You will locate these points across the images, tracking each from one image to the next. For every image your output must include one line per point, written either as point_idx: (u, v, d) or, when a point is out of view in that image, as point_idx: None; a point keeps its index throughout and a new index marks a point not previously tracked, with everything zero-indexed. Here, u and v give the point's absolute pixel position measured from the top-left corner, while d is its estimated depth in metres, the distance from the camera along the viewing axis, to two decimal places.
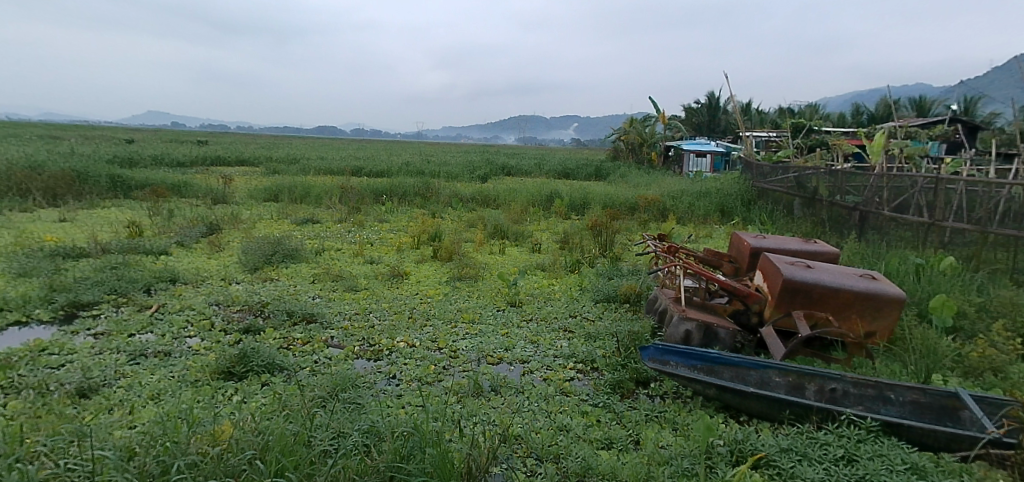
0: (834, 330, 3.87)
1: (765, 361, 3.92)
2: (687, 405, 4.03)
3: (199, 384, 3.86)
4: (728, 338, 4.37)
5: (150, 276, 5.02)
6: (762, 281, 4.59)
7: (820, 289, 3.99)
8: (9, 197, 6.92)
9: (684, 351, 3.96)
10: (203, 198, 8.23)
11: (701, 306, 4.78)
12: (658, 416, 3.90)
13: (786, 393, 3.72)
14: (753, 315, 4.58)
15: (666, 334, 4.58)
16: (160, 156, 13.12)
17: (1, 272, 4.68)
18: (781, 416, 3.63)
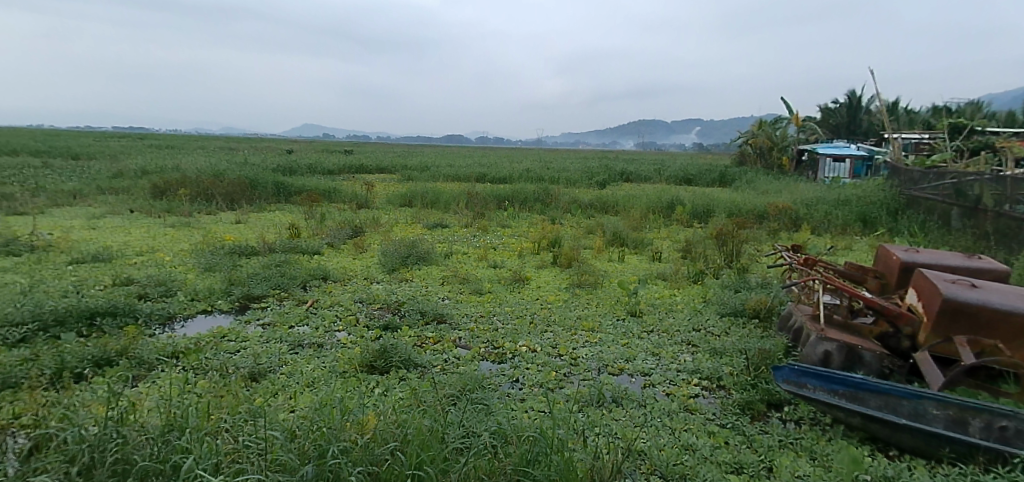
0: (1006, 359, 3.31)
1: (919, 389, 3.44)
2: (826, 433, 3.64)
3: (347, 375, 4.17)
4: (875, 363, 3.90)
5: (306, 273, 5.52)
6: (915, 301, 4.05)
7: (992, 311, 3.45)
8: (197, 200, 7.98)
9: (822, 373, 3.59)
10: (350, 203, 8.95)
11: (842, 326, 4.32)
12: (793, 442, 3.57)
13: (946, 428, 3.24)
14: (904, 339, 4.04)
15: (801, 354, 4.20)
16: (313, 165, 14.48)
17: (192, 265, 5.34)
18: (939, 454, 3.19)
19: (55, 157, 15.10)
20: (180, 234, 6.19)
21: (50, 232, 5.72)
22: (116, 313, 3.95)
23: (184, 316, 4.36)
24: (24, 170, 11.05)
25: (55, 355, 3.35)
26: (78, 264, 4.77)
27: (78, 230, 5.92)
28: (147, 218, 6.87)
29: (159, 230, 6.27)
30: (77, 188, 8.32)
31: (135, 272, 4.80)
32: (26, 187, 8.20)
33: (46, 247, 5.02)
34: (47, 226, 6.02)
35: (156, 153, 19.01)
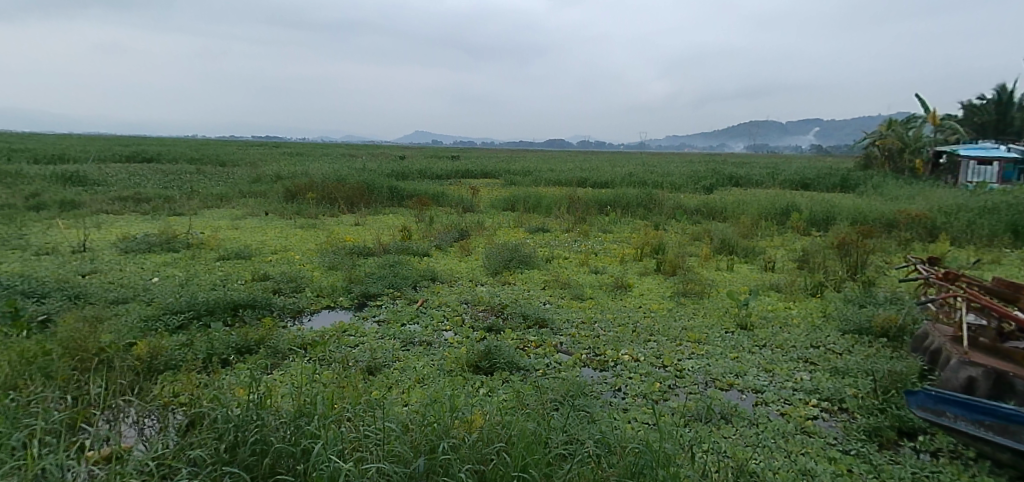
0: None
1: None
2: (969, 469, 3.21)
3: (453, 373, 4.29)
4: None
5: (417, 274, 5.76)
6: None
7: None
8: (322, 203, 8.61)
9: (966, 403, 3.24)
10: (457, 207, 9.26)
11: (991, 350, 3.80)
12: (929, 476, 3.18)
13: None
14: None
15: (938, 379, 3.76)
16: (423, 170, 15.16)
17: (318, 263, 5.76)
18: None
19: (208, 163, 17.03)
20: (307, 235, 6.71)
21: (202, 231, 6.43)
22: (255, 305, 4.34)
23: (310, 311, 4.70)
24: (181, 176, 12.54)
25: (207, 342, 3.74)
26: (225, 260, 5.31)
27: (224, 230, 6.60)
28: (280, 219, 7.51)
29: (290, 230, 6.84)
30: (224, 191, 9.30)
31: (270, 268, 5.26)
32: (184, 191, 9.30)
33: (199, 244, 5.64)
34: (200, 226, 6.77)
35: (286, 160, 20.81)
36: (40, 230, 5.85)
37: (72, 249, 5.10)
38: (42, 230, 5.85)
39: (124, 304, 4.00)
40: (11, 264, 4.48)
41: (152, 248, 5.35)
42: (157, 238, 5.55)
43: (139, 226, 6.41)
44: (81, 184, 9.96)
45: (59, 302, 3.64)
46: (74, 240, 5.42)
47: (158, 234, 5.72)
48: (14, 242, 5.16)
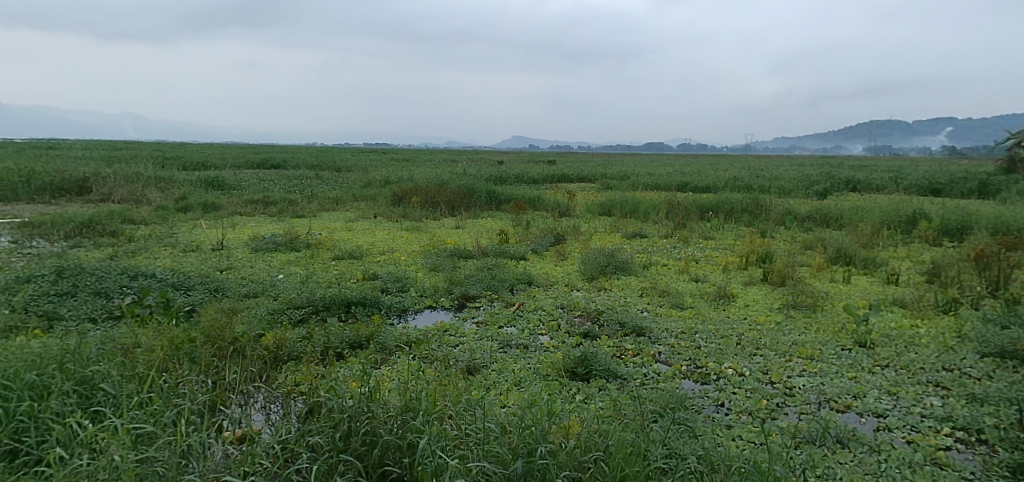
0: None
1: None
2: None
3: (549, 378, 4.29)
4: None
5: (514, 277, 5.83)
6: None
7: None
8: (425, 207, 8.97)
9: None
10: (553, 211, 9.29)
11: None
12: None
13: None
14: None
15: None
16: (520, 174, 15.38)
17: (421, 264, 6.00)
18: None
19: (323, 169, 18.33)
20: (412, 237, 7.01)
21: (320, 232, 6.91)
22: (365, 302, 4.59)
23: (414, 310, 4.89)
24: (301, 180, 13.60)
25: (323, 336, 4.00)
26: (339, 260, 5.67)
27: (338, 231, 7.06)
28: (387, 222, 7.91)
29: (397, 233, 7.19)
30: (338, 195, 9.96)
31: (378, 268, 5.54)
32: (304, 194, 10.07)
33: (317, 244, 6.07)
34: (318, 227, 7.30)
35: (391, 166, 21.92)
36: (187, 229, 6.57)
37: (212, 247, 5.68)
38: (188, 229, 6.57)
39: (254, 298, 4.38)
40: (164, 259, 5.06)
41: (277, 247, 5.83)
42: (282, 238, 6.04)
43: (266, 227, 7.01)
44: (219, 189, 11.08)
45: (201, 294, 4.05)
46: (214, 239, 6.04)
47: (283, 234, 6.23)
48: (167, 240, 5.82)
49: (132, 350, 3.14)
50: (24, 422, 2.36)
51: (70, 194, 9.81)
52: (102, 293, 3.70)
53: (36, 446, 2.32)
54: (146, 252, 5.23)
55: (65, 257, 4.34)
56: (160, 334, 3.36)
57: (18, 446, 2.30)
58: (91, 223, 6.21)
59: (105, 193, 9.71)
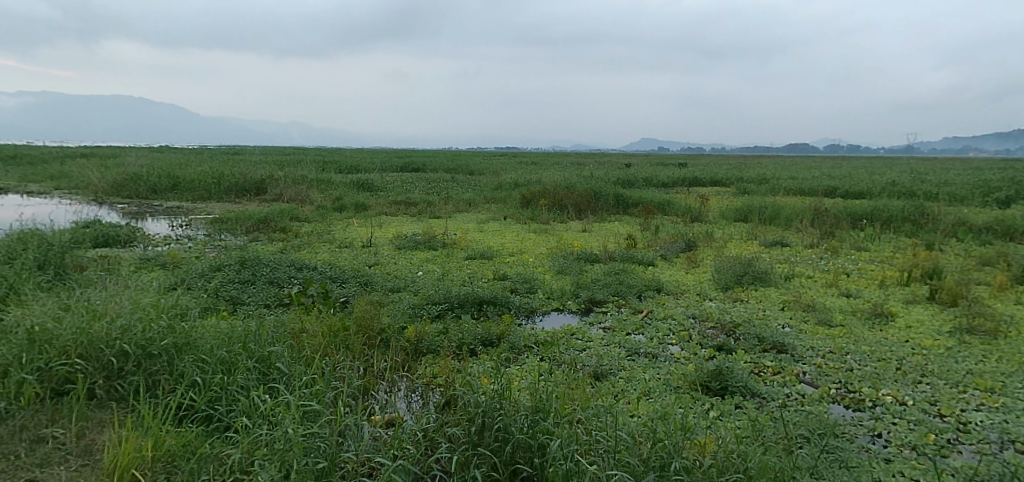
0: None
1: None
2: None
3: (680, 391, 4.10)
4: None
5: (642, 283, 5.69)
6: None
7: None
8: (554, 209, 9.05)
9: None
10: (684, 216, 8.94)
11: None
12: None
13: None
14: None
15: None
16: (649, 177, 15.01)
17: (549, 266, 6.05)
18: None
19: (455, 172, 19.22)
20: (540, 239, 7.11)
21: (455, 232, 7.26)
22: (497, 302, 4.71)
23: (542, 311, 4.94)
24: (437, 183, 14.37)
25: (458, 332, 4.17)
26: (472, 259, 5.90)
27: (471, 232, 7.36)
28: (517, 224, 8.10)
29: (526, 235, 7.33)
30: (471, 197, 10.39)
31: (508, 269, 5.68)
32: (440, 196, 10.64)
33: (452, 244, 6.37)
34: (453, 228, 7.67)
35: (517, 169, 22.43)
36: (341, 227, 7.22)
37: (362, 243, 6.19)
38: (343, 227, 7.22)
39: (397, 293, 4.68)
40: (322, 253, 5.60)
41: (417, 246, 6.20)
42: (422, 237, 6.42)
43: (408, 226, 7.49)
44: (367, 190, 12.08)
45: (354, 287, 4.41)
46: (364, 236, 6.59)
47: (422, 234, 6.61)
48: (326, 236, 6.44)
49: (298, 334, 3.48)
50: (218, 391, 2.71)
51: (249, 194, 11.25)
52: (275, 282, 4.16)
53: (226, 414, 2.65)
54: (308, 247, 5.83)
55: (246, 250, 4.97)
56: (321, 322, 3.70)
57: (212, 412, 2.64)
58: (265, 220, 7.05)
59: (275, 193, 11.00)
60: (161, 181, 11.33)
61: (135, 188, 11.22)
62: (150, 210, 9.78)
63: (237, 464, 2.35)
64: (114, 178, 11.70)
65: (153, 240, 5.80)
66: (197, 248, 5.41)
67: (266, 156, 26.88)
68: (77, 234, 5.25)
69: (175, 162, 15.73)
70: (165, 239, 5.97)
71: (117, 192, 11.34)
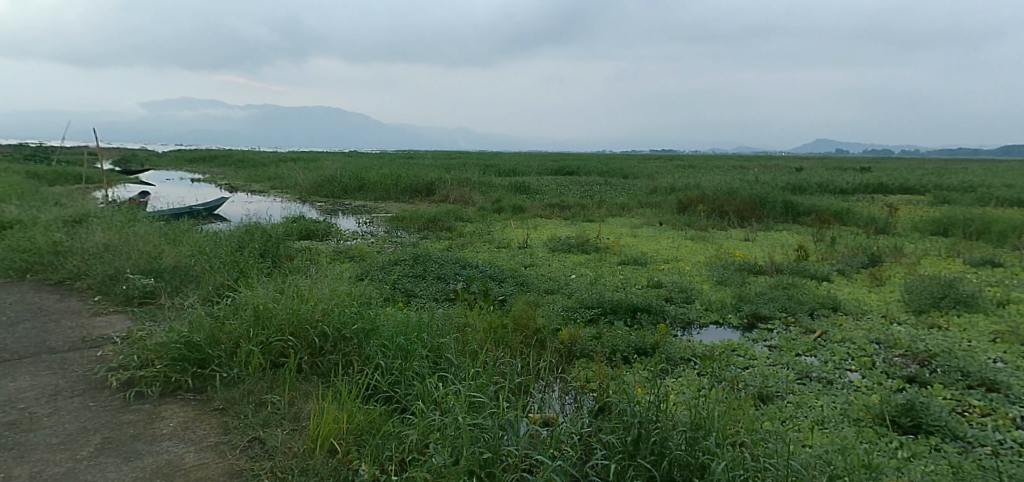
0: None
1: None
2: None
3: (861, 425, 3.59)
4: None
5: (815, 300, 5.17)
6: None
7: None
8: (713, 216, 8.59)
9: None
10: (867, 227, 7.97)
11: None
12: None
13: None
14: None
15: None
16: (824, 182, 13.62)
17: (707, 275, 5.75)
18: None
19: (609, 175, 19.10)
20: (698, 247, 6.78)
21: (608, 237, 7.21)
22: (651, 310, 4.58)
23: (700, 324, 4.69)
24: (590, 186, 14.42)
25: (611, 338, 4.11)
26: (625, 265, 5.81)
27: (626, 237, 7.26)
28: (673, 230, 7.82)
29: (682, 242, 7.04)
30: (625, 201, 10.26)
31: (663, 276, 5.50)
32: (594, 200, 10.65)
33: (606, 248, 6.34)
34: (607, 231, 7.63)
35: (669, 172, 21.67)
36: (499, 228, 7.55)
37: (519, 244, 6.40)
38: (502, 228, 7.55)
39: (551, 294, 4.76)
40: (482, 252, 5.89)
41: (571, 249, 6.26)
42: (576, 240, 6.47)
43: (562, 229, 7.60)
44: (524, 192, 12.50)
45: (512, 286, 4.57)
46: (522, 238, 6.81)
47: (577, 237, 6.67)
48: (486, 236, 6.78)
49: (463, 328, 3.69)
50: (398, 375, 2.96)
51: (420, 194, 12.25)
52: (442, 278, 4.46)
53: (403, 397, 2.87)
54: (471, 246, 6.18)
55: (419, 246, 5.39)
56: (483, 318, 3.88)
57: (392, 394, 2.88)
58: (433, 219, 7.61)
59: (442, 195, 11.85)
60: (350, 182, 12.80)
61: (330, 189, 12.80)
62: (340, 208, 11.07)
63: (414, 445, 2.52)
64: (313, 179, 13.49)
65: (342, 234, 6.54)
66: (378, 243, 5.99)
67: (434, 159, 29.04)
68: (286, 227, 6.10)
69: (360, 165, 17.68)
70: (352, 234, 6.69)
71: (317, 192, 13.03)
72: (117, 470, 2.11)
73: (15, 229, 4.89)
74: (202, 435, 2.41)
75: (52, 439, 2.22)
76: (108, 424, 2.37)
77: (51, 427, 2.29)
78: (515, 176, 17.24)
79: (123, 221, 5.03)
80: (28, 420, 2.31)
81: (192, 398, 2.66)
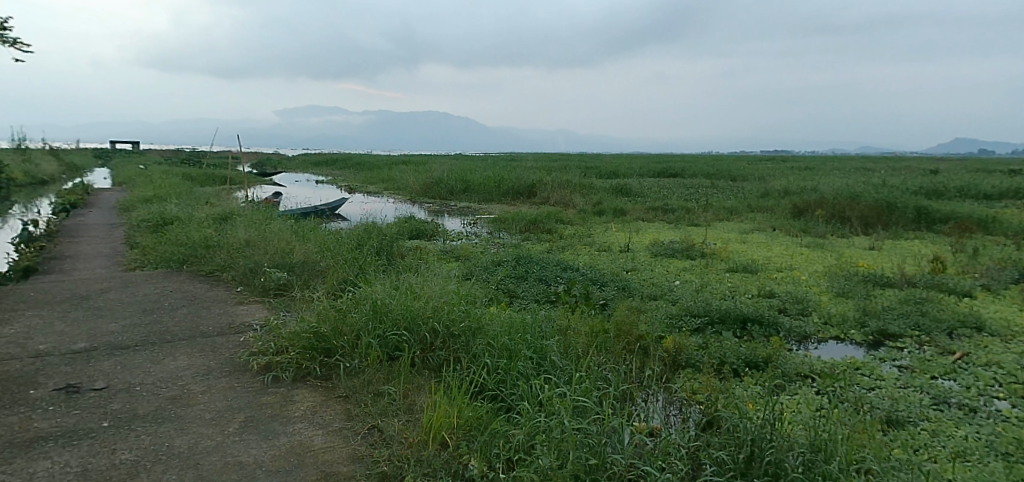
0: None
1: None
2: None
3: (1010, 460, 3.06)
4: None
5: (954, 318, 4.63)
6: None
7: None
8: (832, 222, 7.99)
9: None
10: (1020, 237, 7.04)
11: None
12: None
13: None
14: None
15: None
16: (967, 187, 12.19)
17: (825, 286, 5.35)
18: None
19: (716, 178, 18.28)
20: (815, 255, 6.33)
21: (715, 242, 6.93)
22: (763, 322, 4.34)
23: (817, 339, 4.38)
24: (695, 189, 13.91)
25: (719, 348, 3.93)
26: (734, 272, 5.55)
27: (734, 242, 6.94)
28: (786, 236, 7.35)
29: (796, 249, 6.61)
30: (733, 205, 9.80)
31: (776, 286, 5.19)
32: (700, 203, 10.26)
33: (713, 254, 6.09)
34: (713, 237, 7.33)
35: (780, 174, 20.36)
36: (601, 231, 7.48)
37: (621, 248, 6.31)
38: (603, 231, 7.49)
39: (654, 300, 4.64)
40: (583, 255, 5.88)
41: (675, 253, 6.08)
42: (680, 245, 6.28)
43: (666, 233, 7.41)
44: (625, 195, 12.34)
45: (614, 291, 4.51)
46: (624, 241, 6.72)
47: (681, 242, 6.47)
48: (587, 239, 6.75)
49: (565, 331, 3.68)
50: (503, 374, 2.99)
51: (521, 197, 12.47)
52: (544, 280, 4.49)
53: (508, 397, 2.89)
54: (572, 248, 6.18)
55: (521, 248, 5.47)
56: (585, 321, 3.86)
57: (498, 392, 2.92)
58: (534, 221, 7.70)
59: (542, 198, 11.97)
60: (455, 184, 13.28)
61: (436, 190, 13.35)
62: (446, 209, 11.51)
63: (520, 444, 2.48)
64: (421, 181, 14.15)
65: (449, 235, 6.78)
66: (482, 244, 6.15)
67: (533, 162, 29.34)
68: (398, 227, 6.43)
69: (464, 168, 18.27)
70: (458, 234, 6.93)
71: (425, 193, 13.63)
72: (258, 446, 2.32)
73: (174, 225, 5.56)
74: (328, 419, 2.59)
75: (206, 414, 2.47)
76: (250, 404, 2.60)
77: (205, 403, 2.55)
78: (615, 179, 17.02)
79: (261, 218, 5.56)
80: (187, 395, 2.59)
81: (319, 384, 2.86)
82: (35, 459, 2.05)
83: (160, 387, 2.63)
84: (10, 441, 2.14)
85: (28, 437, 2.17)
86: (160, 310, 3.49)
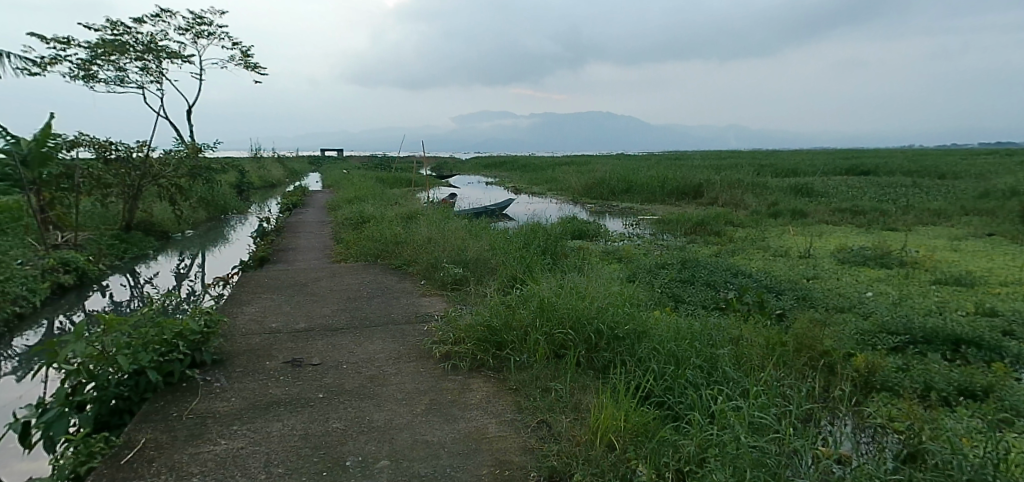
0: None
1: None
2: None
3: None
4: None
5: None
6: None
7: None
8: None
9: None
10: None
11: None
12: None
13: None
14: None
15: None
16: None
17: None
18: None
19: (919, 176, 15.76)
20: None
21: (917, 249, 6.03)
22: (981, 344, 3.68)
23: None
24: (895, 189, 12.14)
25: (924, 372, 3.42)
26: (941, 286, 4.79)
27: (943, 251, 5.98)
28: (1015, 245, 6.13)
29: None
30: (942, 207, 8.43)
31: (999, 303, 4.35)
32: (898, 205, 8.99)
33: (914, 264, 5.31)
34: (915, 243, 6.38)
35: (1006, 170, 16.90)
36: (776, 234, 6.94)
37: (800, 254, 5.79)
38: (780, 234, 6.93)
39: (841, 313, 4.19)
40: (757, 260, 5.51)
41: (866, 262, 5.42)
42: (873, 253, 5.58)
43: (855, 238, 6.63)
44: (806, 195, 11.26)
45: (791, 300, 4.16)
46: (803, 246, 6.15)
47: (874, 248, 5.75)
48: (761, 243, 6.30)
49: (737, 341, 3.46)
50: (670, 382, 2.89)
51: (687, 197, 12.04)
52: (712, 285, 4.29)
53: (676, 405, 2.77)
54: (744, 252, 5.83)
55: (688, 251, 5.29)
56: (759, 332, 3.60)
57: (665, 400, 2.81)
58: (702, 222, 7.40)
59: (710, 198, 11.44)
60: (617, 184, 13.20)
61: (597, 190, 13.41)
62: (608, 209, 11.50)
63: (691, 456, 2.34)
64: (582, 181, 14.32)
65: (612, 235, 6.78)
66: (647, 246, 6.06)
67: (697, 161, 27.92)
68: (562, 226, 6.57)
69: (625, 168, 18.07)
70: (622, 235, 6.90)
71: (586, 193, 13.72)
72: (441, 428, 2.51)
73: (369, 223, 6.29)
74: (501, 410, 2.72)
75: (397, 394, 2.74)
76: (433, 388, 2.84)
77: (397, 384, 2.83)
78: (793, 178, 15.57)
79: (439, 217, 6.04)
80: (383, 376, 2.90)
81: (493, 375, 3.03)
82: (270, 420, 2.44)
83: (361, 367, 2.97)
84: (253, 403, 2.57)
85: (265, 401, 2.59)
86: (360, 298, 3.96)
